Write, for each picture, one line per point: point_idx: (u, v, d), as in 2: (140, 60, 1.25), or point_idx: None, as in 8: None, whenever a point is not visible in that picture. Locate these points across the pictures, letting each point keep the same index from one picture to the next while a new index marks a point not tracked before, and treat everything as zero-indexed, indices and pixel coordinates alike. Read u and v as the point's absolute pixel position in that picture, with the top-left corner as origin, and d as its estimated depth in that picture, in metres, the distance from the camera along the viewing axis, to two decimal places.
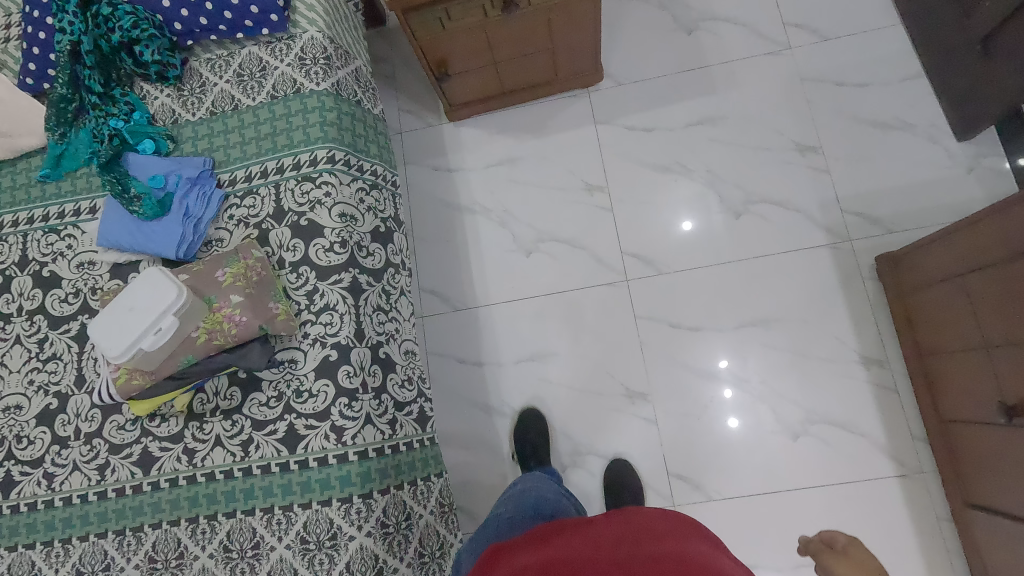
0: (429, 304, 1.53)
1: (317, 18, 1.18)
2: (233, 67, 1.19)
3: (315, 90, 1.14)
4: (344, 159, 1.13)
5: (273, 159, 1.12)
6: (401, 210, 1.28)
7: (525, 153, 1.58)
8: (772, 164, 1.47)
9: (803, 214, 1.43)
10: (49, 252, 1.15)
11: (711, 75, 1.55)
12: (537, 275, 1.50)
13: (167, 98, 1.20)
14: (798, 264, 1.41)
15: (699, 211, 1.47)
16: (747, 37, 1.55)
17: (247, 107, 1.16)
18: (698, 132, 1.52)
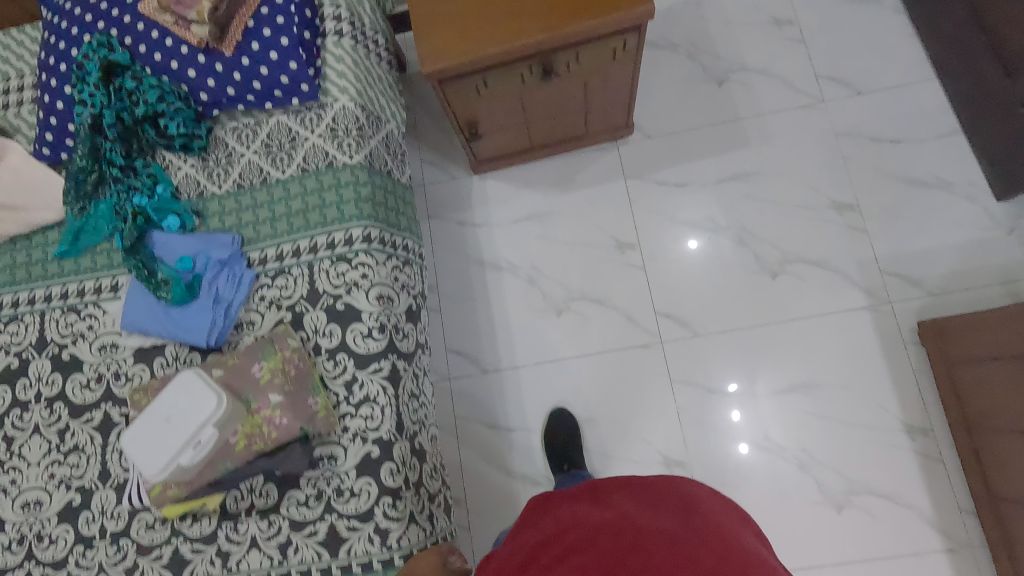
0: (456, 366, 1.48)
1: (348, 86, 1.14)
2: (261, 136, 1.14)
3: (348, 164, 1.10)
4: (379, 236, 1.09)
5: (306, 237, 1.08)
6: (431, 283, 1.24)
7: (553, 207, 1.54)
8: (808, 222, 1.44)
9: (841, 275, 1.40)
10: (68, 333, 1.10)
11: (743, 129, 1.52)
12: (568, 334, 1.46)
13: (192, 169, 1.15)
14: (837, 326, 1.38)
15: (733, 269, 1.44)
16: (779, 89, 1.53)
17: (277, 180, 1.11)
18: (731, 188, 1.49)
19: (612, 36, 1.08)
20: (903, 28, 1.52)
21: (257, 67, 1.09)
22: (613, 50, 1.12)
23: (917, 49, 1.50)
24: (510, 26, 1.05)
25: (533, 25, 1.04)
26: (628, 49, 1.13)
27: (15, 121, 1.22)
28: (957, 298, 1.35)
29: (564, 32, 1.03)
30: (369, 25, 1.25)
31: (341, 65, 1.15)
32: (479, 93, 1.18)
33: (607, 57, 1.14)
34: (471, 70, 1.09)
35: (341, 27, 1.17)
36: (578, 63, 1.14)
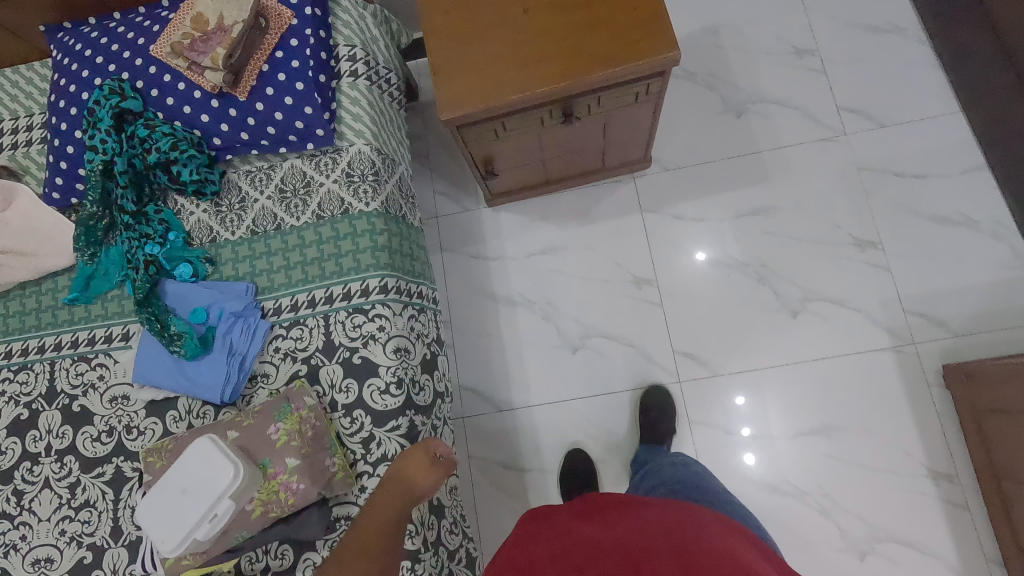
0: (469, 404, 1.46)
1: (363, 130, 1.12)
2: (275, 181, 1.12)
3: (364, 211, 1.07)
4: (395, 285, 1.07)
5: (321, 287, 1.06)
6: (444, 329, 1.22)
7: (569, 241, 1.52)
8: (830, 259, 1.41)
9: (864, 314, 1.37)
10: (79, 383, 1.08)
11: (762, 162, 1.49)
12: (585, 371, 1.43)
13: (204, 214, 1.13)
14: (860, 367, 1.35)
15: (754, 307, 1.41)
16: (799, 121, 1.50)
17: (291, 226, 1.09)
18: (751, 223, 1.46)
19: (635, 81, 1.06)
20: (927, 59, 1.48)
21: (271, 112, 1.07)
22: (635, 93, 1.09)
23: (942, 81, 1.47)
24: (531, 73, 1.03)
25: (554, 71, 1.02)
26: (650, 92, 1.10)
27: (24, 161, 1.20)
28: (983, 340, 1.32)
29: (587, 79, 1.01)
30: (383, 63, 1.23)
31: (356, 108, 1.13)
32: (497, 135, 1.15)
33: (628, 100, 1.11)
34: (491, 116, 1.07)
35: (356, 68, 1.14)
36: (599, 106, 1.12)
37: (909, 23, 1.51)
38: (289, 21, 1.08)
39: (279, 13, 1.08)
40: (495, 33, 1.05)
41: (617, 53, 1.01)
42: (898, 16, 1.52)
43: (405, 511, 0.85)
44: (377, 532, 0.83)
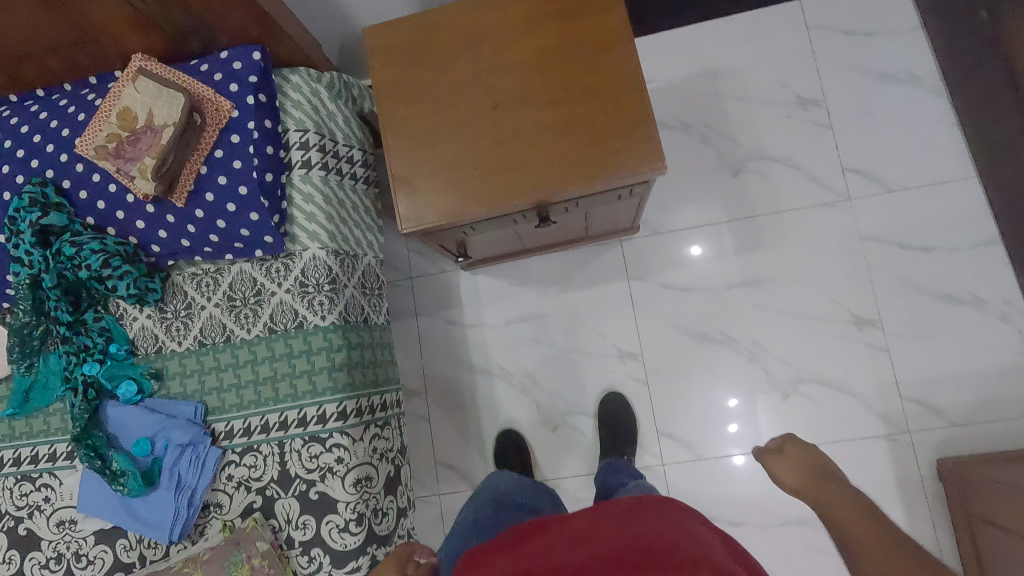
0: (446, 482, 1.41)
1: (318, 231, 1.01)
2: (223, 287, 1.02)
3: (319, 326, 0.99)
4: (354, 408, 0.99)
5: (275, 411, 0.98)
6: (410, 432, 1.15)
7: (549, 309, 1.43)
8: (825, 338, 1.33)
9: (857, 398, 1.31)
10: (24, 504, 1.02)
11: (759, 228, 1.38)
12: (565, 451, 1.38)
13: (148, 320, 1.04)
14: (851, 455, 1.29)
15: (743, 388, 1.35)
16: (801, 182, 1.38)
17: (242, 340, 1.00)
18: (743, 295, 1.37)
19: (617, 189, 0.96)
20: (943, 115, 1.35)
21: (213, 219, 0.96)
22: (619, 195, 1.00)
23: (958, 141, 1.34)
24: (500, 181, 0.92)
25: (527, 181, 0.91)
26: (634, 193, 1.00)
27: None
28: (983, 431, 1.25)
29: (561, 190, 0.90)
30: (342, 141, 1.11)
31: (309, 205, 1.02)
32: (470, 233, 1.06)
33: (611, 199, 1.02)
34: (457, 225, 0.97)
35: (309, 158, 1.03)
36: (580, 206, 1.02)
37: (928, 72, 1.37)
38: (229, 115, 0.96)
39: (217, 106, 0.95)
40: (462, 133, 0.94)
41: (594, 160, 0.90)
42: (916, 64, 1.37)
43: None
44: None
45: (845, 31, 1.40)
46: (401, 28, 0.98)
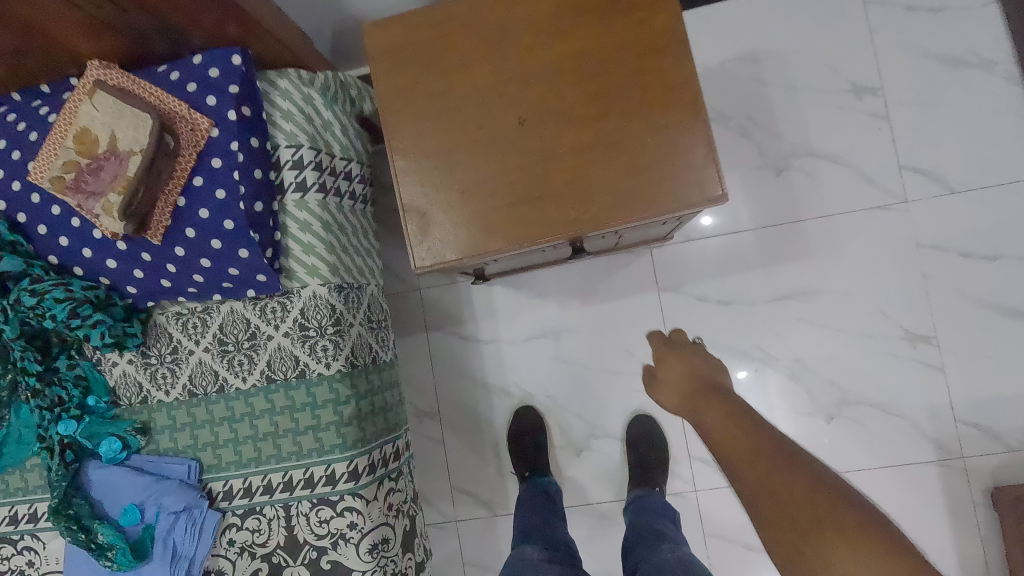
0: (463, 509, 1.32)
1: (317, 264, 0.88)
2: (212, 329, 0.90)
3: (324, 375, 0.87)
4: (367, 464, 0.89)
5: (278, 470, 0.88)
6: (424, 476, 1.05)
7: (572, 323, 1.31)
8: (873, 357, 1.23)
9: (908, 421, 1.21)
10: (6, 568, 0.93)
11: (804, 235, 1.25)
12: (590, 476, 1.29)
13: (130, 366, 0.92)
14: (897, 481, 1.21)
15: (783, 408, 1.25)
16: (852, 182, 1.24)
17: (236, 390, 0.89)
18: (785, 309, 1.26)
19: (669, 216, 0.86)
20: (1015, 105, 1.20)
21: (196, 257, 0.83)
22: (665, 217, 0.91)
23: None
24: (530, 212, 0.79)
25: (561, 212, 0.78)
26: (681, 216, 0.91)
27: None
28: None
29: (601, 225, 0.77)
30: (340, 154, 0.96)
31: (307, 234, 0.88)
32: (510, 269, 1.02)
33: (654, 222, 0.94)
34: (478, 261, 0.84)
35: (304, 178, 0.89)
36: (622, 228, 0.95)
37: (1001, 55, 1.21)
38: (208, 134, 0.81)
39: (193, 125, 0.80)
40: (484, 155, 0.80)
41: (639, 188, 0.77)
42: (988, 45, 1.21)
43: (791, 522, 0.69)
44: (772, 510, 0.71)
45: (908, 7, 1.23)
46: (408, 25, 0.82)
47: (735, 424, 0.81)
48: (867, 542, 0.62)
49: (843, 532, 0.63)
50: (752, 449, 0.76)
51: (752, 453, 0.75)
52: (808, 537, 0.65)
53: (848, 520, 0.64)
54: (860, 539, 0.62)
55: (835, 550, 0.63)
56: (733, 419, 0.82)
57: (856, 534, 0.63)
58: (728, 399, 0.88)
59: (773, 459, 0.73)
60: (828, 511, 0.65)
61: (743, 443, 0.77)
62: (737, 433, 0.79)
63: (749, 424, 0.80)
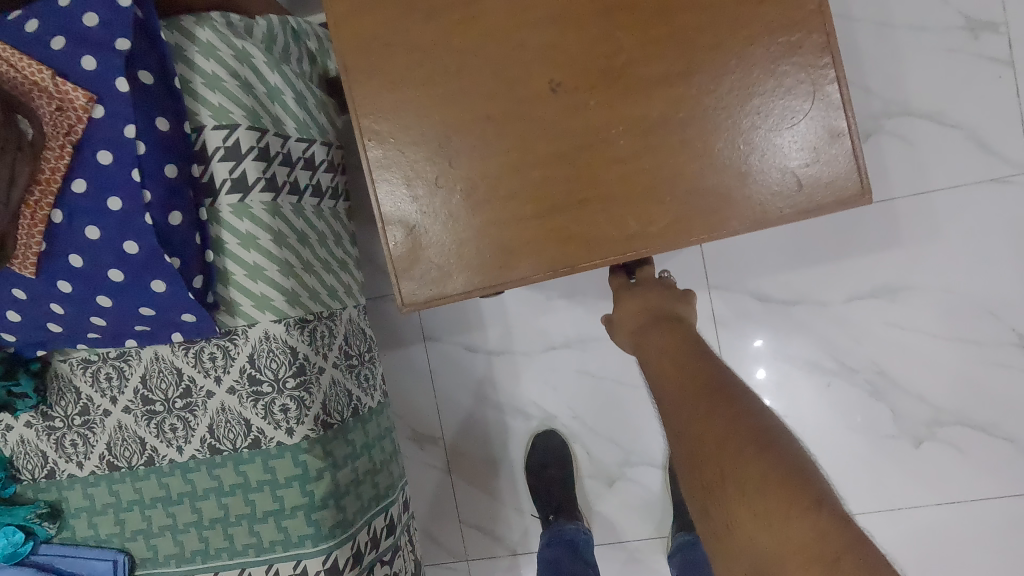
0: (474, 546, 1.12)
1: (269, 294, 0.63)
2: (132, 382, 0.66)
3: (285, 446, 0.64)
4: (350, 555, 0.67)
5: (233, 566, 0.66)
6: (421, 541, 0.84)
7: (602, 331, 1.05)
8: (976, 369, 0.99)
9: (1015, 444, 0.99)
10: None
11: (894, 216, 1.00)
12: (624, 510, 1.08)
13: (29, 431, 0.69)
14: (996, 514, 1.01)
15: (859, 429, 1.03)
16: (961, 149, 0.97)
17: (171, 463, 0.66)
18: (867, 309, 1.01)
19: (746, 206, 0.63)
20: None
21: (90, 293, 0.58)
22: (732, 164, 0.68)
23: None
24: (568, 224, 0.53)
25: (611, 222, 0.53)
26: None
27: None
28: None
29: (674, 242, 0.53)
30: (295, 133, 0.70)
31: (252, 253, 0.63)
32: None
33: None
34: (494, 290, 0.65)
35: (243, 173, 0.63)
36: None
37: None
38: (88, 115, 0.54)
39: (61, 101, 0.53)
40: (498, 141, 0.54)
41: (730, 186, 0.52)
42: None
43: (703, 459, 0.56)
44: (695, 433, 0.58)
45: None
46: None
47: (679, 354, 0.67)
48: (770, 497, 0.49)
49: (744, 486, 0.51)
50: (694, 385, 0.62)
51: (690, 389, 0.61)
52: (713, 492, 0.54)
53: (753, 468, 0.51)
54: (766, 495, 0.49)
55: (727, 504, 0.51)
56: (680, 345, 0.68)
57: (763, 486, 0.50)
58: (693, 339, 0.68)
59: (704, 394, 0.60)
60: (737, 459, 0.52)
61: (684, 375, 0.63)
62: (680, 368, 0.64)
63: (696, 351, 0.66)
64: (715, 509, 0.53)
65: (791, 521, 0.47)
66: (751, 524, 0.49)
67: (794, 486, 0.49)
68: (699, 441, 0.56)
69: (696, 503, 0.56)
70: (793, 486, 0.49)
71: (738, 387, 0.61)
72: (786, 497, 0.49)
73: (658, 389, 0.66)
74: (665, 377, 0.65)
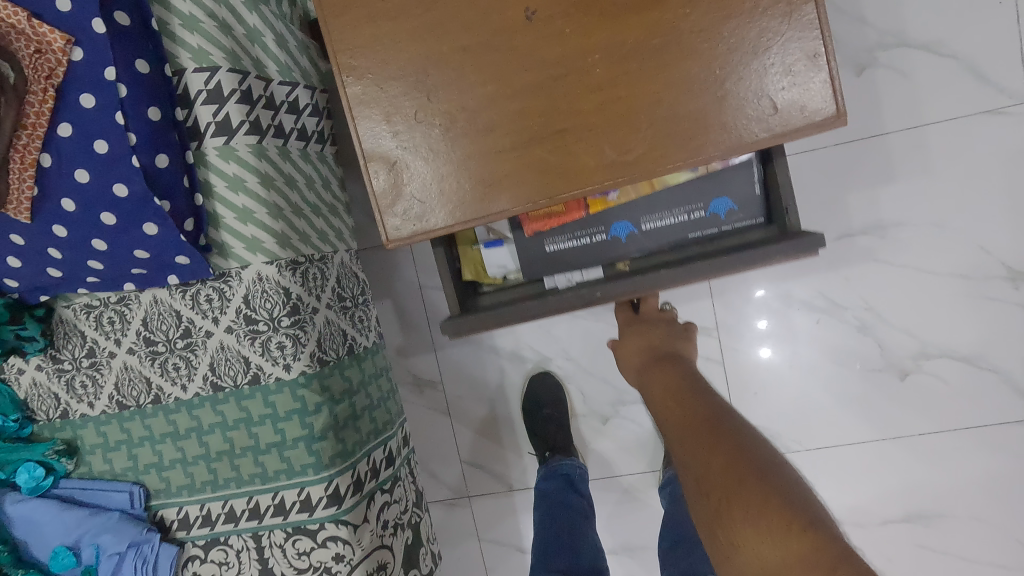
0: (475, 483, 1.17)
1: (260, 235, 0.65)
2: (134, 325, 0.69)
3: (283, 380, 0.67)
4: (351, 482, 0.71)
5: (242, 494, 0.71)
6: (420, 475, 0.88)
7: None
8: (965, 302, 1.00)
9: (1000, 376, 1.01)
10: None
11: (888, 152, 0.99)
12: (618, 448, 1.12)
13: (40, 374, 0.72)
14: (979, 444, 1.04)
15: (847, 365, 1.05)
16: (958, 80, 0.96)
17: (176, 401, 0.70)
18: (859, 247, 1.02)
19: (784, 248, 0.65)
20: None
21: (86, 237, 0.60)
22: (756, 180, 0.70)
23: None
24: (546, 155, 0.54)
25: (590, 151, 0.53)
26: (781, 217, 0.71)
27: None
28: None
29: (652, 169, 0.53)
30: (276, 76, 0.70)
31: (241, 196, 0.64)
32: (533, 277, 0.75)
33: (737, 198, 0.71)
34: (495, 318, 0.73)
35: (227, 116, 0.63)
36: (690, 210, 0.71)
37: None
38: (67, 58, 0.54)
39: (39, 43, 0.54)
40: (475, 74, 0.54)
41: (707, 111, 0.52)
42: None
43: (705, 482, 0.66)
44: (700, 464, 0.68)
45: None
46: None
47: (681, 395, 0.78)
48: (770, 517, 0.59)
49: (752, 506, 0.61)
50: (695, 421, 0.73)
51: (693, 422, 0.73)
52: (721, 515, 0.63)
53: (758, 491, 0.62)
54: (766, 514, 0.59)
55: (737, 524, 0.61)
56: (679, 388, 0.80)
57: (764, 507, 0.60)
58: (688, 380, 0.82)
59: (705, 431, 0.71)
60: (741, 486, 0.63)
61: (685, 414, 0.75)
62: (683, 407, 0.76)
63: (694, 390, 0.78)
64: (722, 531, 0.63)
65: (793, 535, 0.58)
66: (756, 540, 0.59)
67: (792, 509, 0.60)
68: (709, 470, 0.66)
69: (705, 527, 0.66)
70: (792, 513, 0.59)
71: (728, 421, 0.72)
72: (786, 520, 0.59)
73: (665, 427, 0.77)
74: (673, 417, 0.76)
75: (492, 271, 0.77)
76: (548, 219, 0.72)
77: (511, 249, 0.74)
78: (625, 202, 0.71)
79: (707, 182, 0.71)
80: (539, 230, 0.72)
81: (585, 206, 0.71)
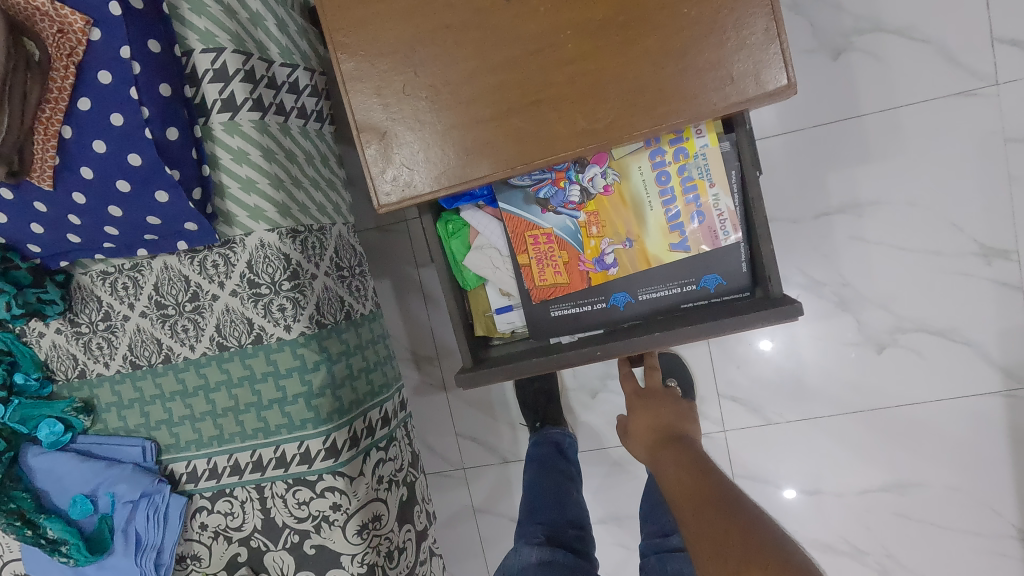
0: (470, 455, 1.22)
1: (262, 206, 0.70)
2: (146, 289, 0.74)
3: (284, 341, 0.72)
4: (347, 438, 0.76)
5: (246, 449, 0.76)
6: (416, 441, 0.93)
7: None
8: (938, 278, 1.04)
9: (973, 349, 1.05)
10: None
11: (863, 134, 1.03)
12: (607, 422, 1.16)
13: (60, 336, 0.77)
14: (953, 415, 1.08)
15: (827, 338, 1.10)
16: (930, 64, 0.99)
17: (186, 361, 0.75)
18: (836, 225, 1.06)
19: (766, 315, 0.69)
20: None
21: (102, 205, 0.65)
22: (745, 258, 0.74)
23: None
24: (522, 125, 0.59)
25: (562, 120, 0.58)
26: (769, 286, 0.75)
27: None
28: None
29: (619, 137, 0.58)
30: (278, 59, 0.76)
31: (245, 168, 0.69)
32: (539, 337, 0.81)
33: (725, 273, 0.75)
34: (502, 372, 0.78)
35: (231, 94, 0.68)
36: (683, 284, 0.76)
37: None
38: (86, 38, 0.60)
39: (61, 24, 0.59)
40: (458, 50, 0.59)
41: (669, 82, 0.57)
42: None
43: (717, 548, 0.67)
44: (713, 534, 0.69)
45: None
46: None
47: (689, 471, 0.82)
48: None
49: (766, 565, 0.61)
50: (705, 494, 0.75)
51: (704, 494, 0.75)
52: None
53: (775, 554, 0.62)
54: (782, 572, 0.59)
55: None
56: (689, 463, 0.83)
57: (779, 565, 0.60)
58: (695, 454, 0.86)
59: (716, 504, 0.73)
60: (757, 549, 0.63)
61: (694, 488, 0.77)
62: (694, 479, 0.79)
63: (703, 467, 0.81)
64: None
65: None
66: None
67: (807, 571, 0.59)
68: (725, 536, 0.67)
69: None
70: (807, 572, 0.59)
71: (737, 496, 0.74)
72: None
73: (675, 501, 0.79)
74: (682, 491, 0.78)
75: (501, 328, 0.84)
76: (552, 290, 0.77)
77: (519, 309, 0.82)
78: (624, 276, 0.76)
79: (700, 262, 0.75)
80: (545, 298, 0.77)
81: (586, 278, 0.76)
